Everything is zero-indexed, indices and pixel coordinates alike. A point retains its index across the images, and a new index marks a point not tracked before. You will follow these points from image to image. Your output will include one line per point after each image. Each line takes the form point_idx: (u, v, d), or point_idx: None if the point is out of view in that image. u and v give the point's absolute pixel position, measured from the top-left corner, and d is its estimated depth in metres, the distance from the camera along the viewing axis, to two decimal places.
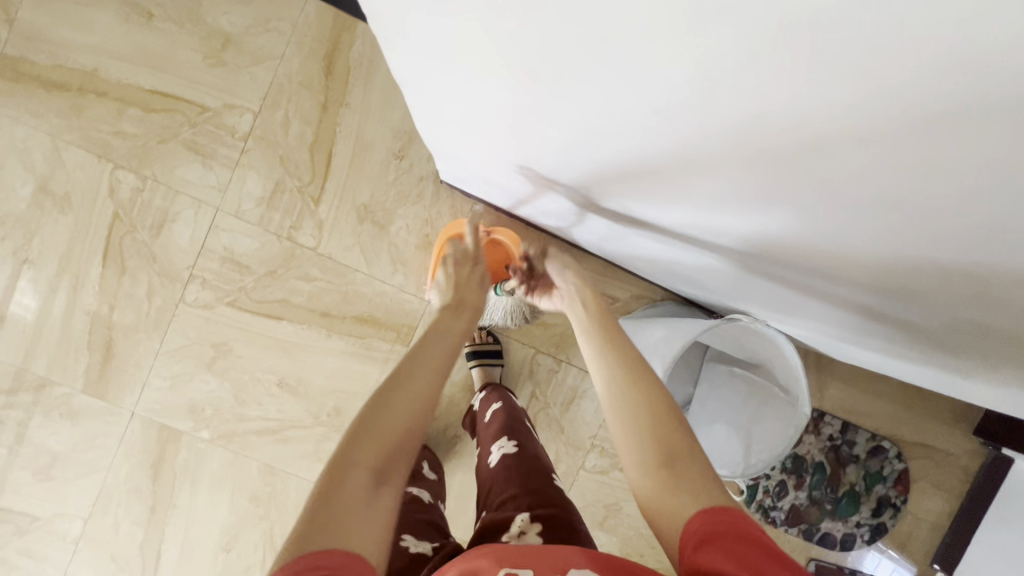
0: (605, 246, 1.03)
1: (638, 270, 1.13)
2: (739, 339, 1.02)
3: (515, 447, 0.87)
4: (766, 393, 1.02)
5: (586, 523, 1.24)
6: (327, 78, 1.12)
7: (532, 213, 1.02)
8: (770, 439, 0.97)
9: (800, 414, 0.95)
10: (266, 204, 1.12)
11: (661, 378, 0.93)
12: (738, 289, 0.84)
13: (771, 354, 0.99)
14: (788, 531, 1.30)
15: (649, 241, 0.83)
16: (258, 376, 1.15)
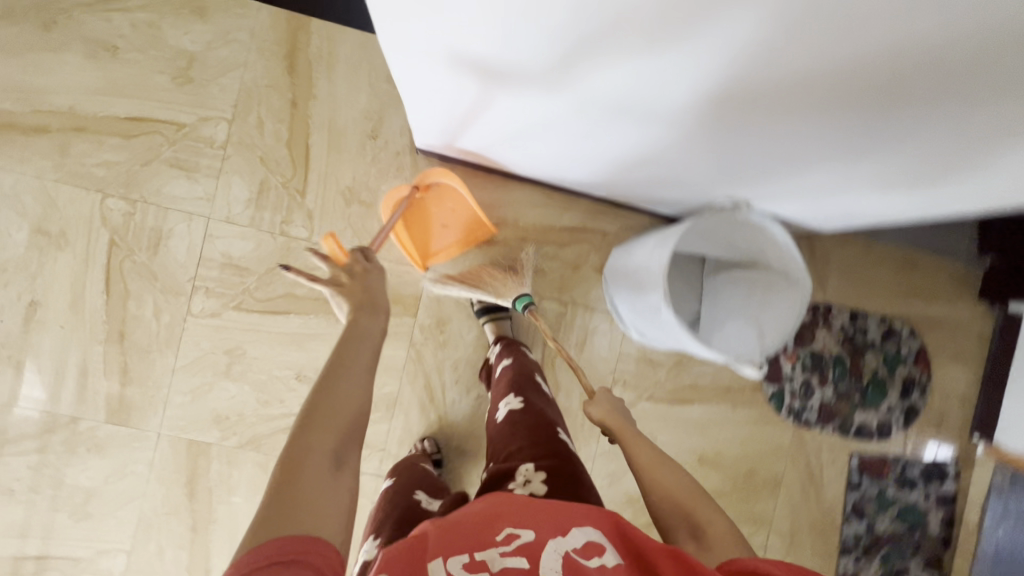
0: (570, 161, 1.06)
1: (608, 187, 1.15)
2: (729, 235, 1.08)
3: (520, 403, 0.89)
4: (766, 281, 1.08)
5: (624, 458, 1.26)
6: (292, 75, 1.15)
7: (494, 142, 1.05)
8: (782, 319, 1.02)
9: (804, 289, 1.00)
10: (255, 205, 1.15)
11: (664, 280, 0.97)
12: (726, 159, 0.85)
13: (761, 241, 1.04)
14: (824, 429, 1.31)
15: (628, 133, 0.84)
16: (276, 374, 1.16)
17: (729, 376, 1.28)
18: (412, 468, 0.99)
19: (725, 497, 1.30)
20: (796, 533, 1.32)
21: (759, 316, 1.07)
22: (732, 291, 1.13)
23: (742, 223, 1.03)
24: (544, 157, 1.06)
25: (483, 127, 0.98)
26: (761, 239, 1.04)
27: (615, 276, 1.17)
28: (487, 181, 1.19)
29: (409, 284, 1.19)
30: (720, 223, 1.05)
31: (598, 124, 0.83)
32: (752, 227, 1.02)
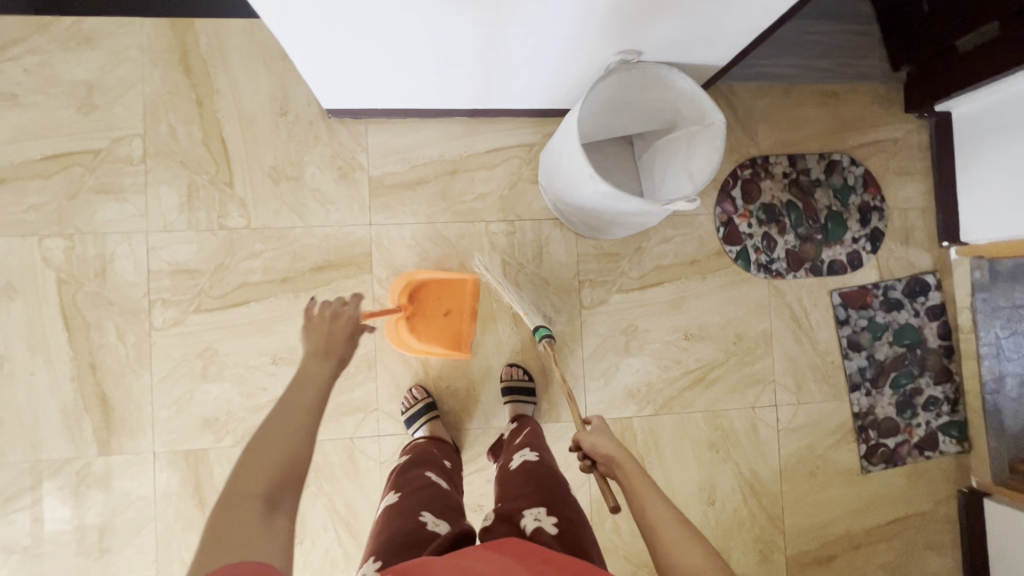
0: (452, 81, 1.06)
1: (505, 100, 1.15)
2: (639, 102, 1.09)
3: (536, 455, 0.87)
4: (687, 134, 1.09)
5: (613, 355, 1.27)
6: (190, 76, 1.17)
7: (372, 82, 1.04)
8: (707, 163, 1.04)
9: (718, 125, 1.01)
10: (188, 208, 1.17)
11: (582, 152, 0.97)
12: (585, 22, 0.87)
13: (670, 96, 1.06)
14: (797, 275, 1.32)
15: (491, 24, 0.86)
16: (252, 364, 1.17)
17: (690, 249, 1.29)
18: (412, 476, 0.85)
19: (722, 366, 1.30)
20: (801, 384, 1.32)
21: (689, 166, 1.09)
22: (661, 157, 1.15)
23: (643, 84, 1.04)
24: (425, 83, 1.06)
25: (356, 66, 0.98)
26: (668, 95, 1.05)
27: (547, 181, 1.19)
28: (403, 126, 1.22)
29: (357, 244, 1.20)
30: (622, 95, 1.06)
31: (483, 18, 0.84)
32: (656, 82, 1.03)
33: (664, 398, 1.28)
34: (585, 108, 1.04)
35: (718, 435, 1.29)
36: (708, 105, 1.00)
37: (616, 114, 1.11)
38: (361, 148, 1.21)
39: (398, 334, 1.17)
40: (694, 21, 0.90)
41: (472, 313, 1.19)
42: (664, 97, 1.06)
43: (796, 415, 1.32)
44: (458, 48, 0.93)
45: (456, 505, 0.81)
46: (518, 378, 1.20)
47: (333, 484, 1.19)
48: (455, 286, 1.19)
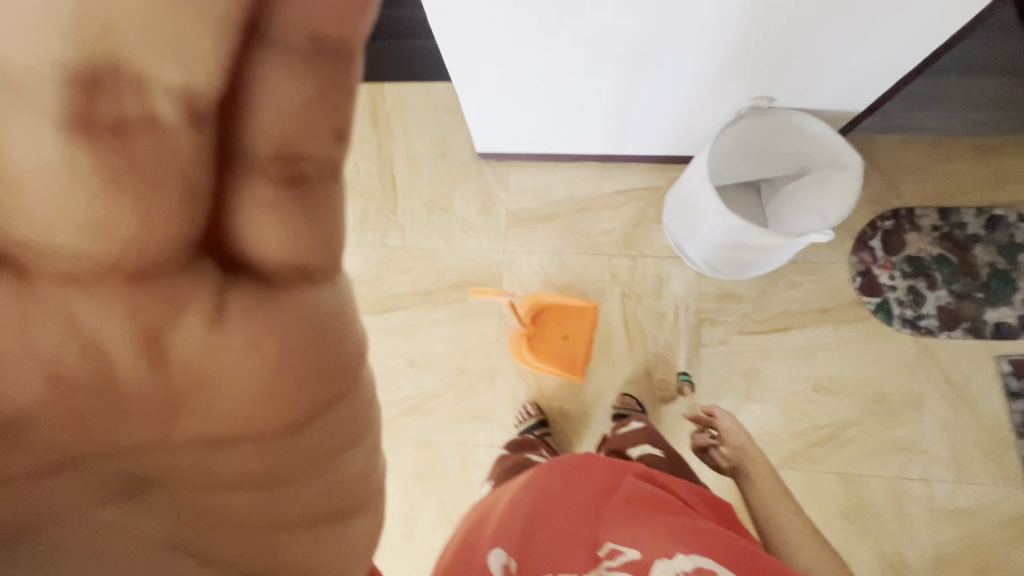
0: (589, 125, 1.19)
1: (633, 142, 1.25)
2: (768, 147, 1.12)
3: (641, 423, 0.98)
4: (819, 177, 1.09)
5: (732, 398, 1.23)
6: (376, 125, 1.46)
7: (518, 126, 1.22)
8: (843, 203, 1.03)
9: (855, 166, 1.02)
10: (360, 228, 1.41)
11: (712, 194, 1.03)
12: (699, 94, 1.03)
13: (802, 140, 1.08)
14: (952, 335, 1.20)
15: (622, 98, 1.06)
16: (391, 364, 1.33)
17: (821, 297, 1.24)
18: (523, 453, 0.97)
19: (858, 426, 1.19)
20: (960, 459, 1.16)
21: (821, 206, 1.09)
22: (789, 200, 1.15)
23: (773, 128, 1.08)
24: (564, 127, 1.21)
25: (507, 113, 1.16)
26: (801, 138, 1.08)
27: (672, 217, 1.25)
28: (541, 168, 1.38)
29: (490, 267, 1.35)
30: (751, 139, 1.11)
31: (629, 85, 1.02)
32: (786, 126, 1.07)
33: (789, 452, 1.19)
34: (717, 156, 1.10)
35: (852, 503, 1.16)
36: (845, 148, 1.02)
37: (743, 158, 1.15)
38: (503, 186, 1.39)
39: (520, 351, 1.27)
40: (807, 76, 0.98)
41: (590, 339, 1.28)
42: (797, 141, 1.09)
43: (955, 495, 1.14)
44: (598, 110, 1.12)
45: None
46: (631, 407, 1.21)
47: (445, 486, 1.26)
48: (577, 315, 1.29)
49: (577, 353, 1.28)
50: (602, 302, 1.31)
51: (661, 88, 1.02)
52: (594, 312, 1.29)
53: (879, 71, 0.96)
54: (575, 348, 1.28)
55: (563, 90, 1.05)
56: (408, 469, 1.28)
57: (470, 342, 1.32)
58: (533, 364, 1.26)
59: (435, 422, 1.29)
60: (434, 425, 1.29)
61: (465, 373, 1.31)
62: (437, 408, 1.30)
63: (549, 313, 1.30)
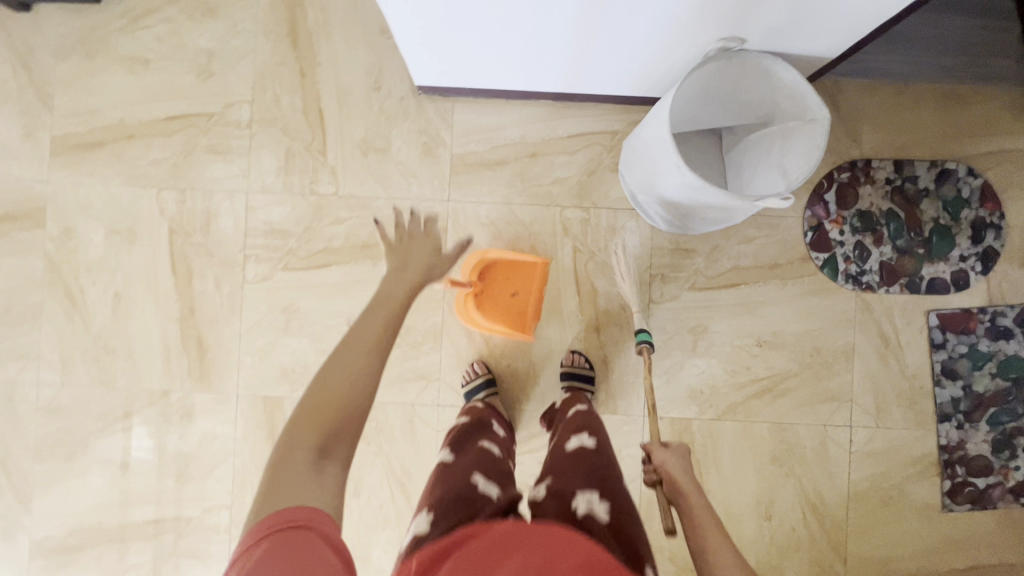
0: (542, 61, 1.05)
1: (591, 80, 1.12)
2: (733, 95, 1.04)
3: (594, 442, 0.87)
4: (784, 131, 1.03)
5: (679, 353, 1.24)
6: (296, 48, 1.25)
7: (460, 59, 1.06)
8: (805, 162, 0.98)
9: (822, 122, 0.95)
10: (284, 171, 1.25)
11: (672, 147, 0.94)
12: (668, 32, 0.91)
13: (769, 89, 1.00)
14: (890, 291, 1.23)
15: (581, 34, 0.93)
16: (329, 324, 1.25)
17: (772, 252, 1.23)
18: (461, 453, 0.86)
19: (795, 378, 1.23)
20: (882, 407, 1.23)
21: (784, 163, 1.03)
22: (752, 154, 1.08)
23: (741, 74, 0.99)
24: (512, 62, 1.06)
25: (443, 44, 1.01)
26: (768, 87, 0.99)
27: (631, 168, 1.16)
28: (488, 106, 1.24)
29: (433, 218, 1.24)
30: (716, 85, 1.01)
31: (588, 21, 0.88)
32: (755, 73, 0.98)
33: (728, 404, 1.23)
34: (679, 102, 1.00)
35: (781, 448, 1.23)
36: (814, 102, 0.94)
37: (707, 105, 1.05)
38: (447, 125, 1.24)
39: (468, 311, 1.17)
40: (785, 16, 0.87)
41: (539, 295, 1.21)
42: (765, 91, 1.00)
43: (873, 439, 1.23)
44: (552, 45, 0.98)
45: (506, 479, 0.82)
46: (578, 363, 1.20)
47: (391, 445, 1.24)
48: (526, 268, 1.21)
49: (524, 309, 1.21)
50: (553, 257, 1.24)
51: (623, 25, 0.89)
52: (544, 264, 1.20)
53: (860, 12, 0.86)
54: (522, 303, 1.21)
55: (512, 22, 0.91)
56: None
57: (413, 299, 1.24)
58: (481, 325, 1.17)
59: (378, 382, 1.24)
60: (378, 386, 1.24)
61: (409, 332, 1.24)
62: None
63: (496, 269, 1.21)
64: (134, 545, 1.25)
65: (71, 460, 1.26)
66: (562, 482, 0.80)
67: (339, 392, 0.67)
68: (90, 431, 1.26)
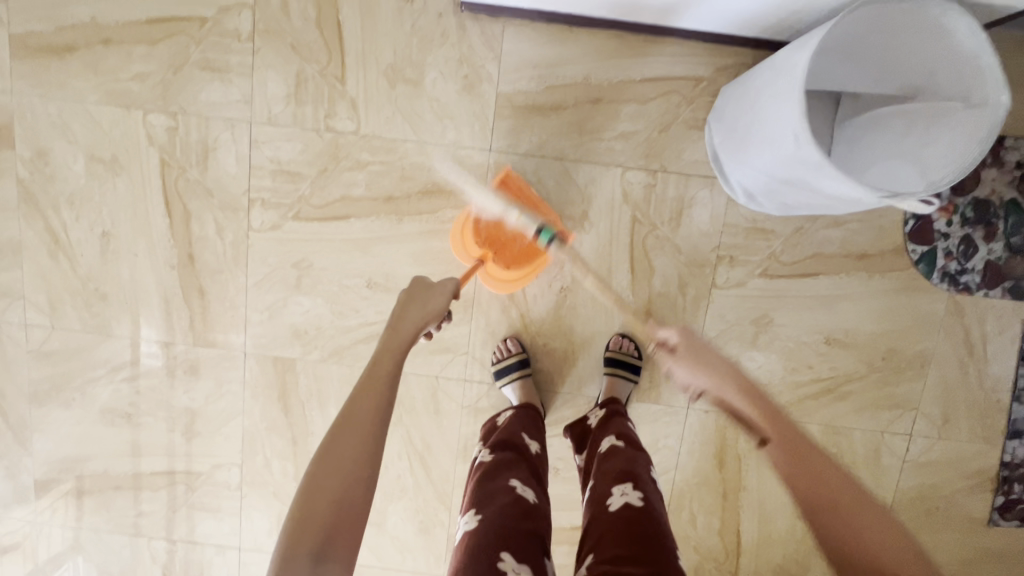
0: None
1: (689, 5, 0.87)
2: (883, 52, 0.82)
3: (642, 501, 0.75)
4: (930, 110, 0.82)
5: (736, 345, 1.11)
6: None
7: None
8: (956, 154, 0.79)
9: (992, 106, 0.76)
10: (295, 100, 1.04)
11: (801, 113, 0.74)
12: None
13: (933, 55, 0.79)
14: (989, 295, 1.07)
15: None
16: (346, 284, 1.11)
17: (862, 241, 1.06)
18: (487, 497, 0.76)
19: (860, 380, 1.11)
20: (949, 418, 1.12)
21: (922, 156, 0.83)
22: (879, 136, 0.87)
23: (907, 25, 0.77)
24: None
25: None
26: (935, 53, 0.78)
27: (724, 127, 0.95)
28: (546, 34, 1.01)
29: (470, 170, 1.05)
30: (869, 32, 0.80)
31: None
32: (925, 29, 0.76)
33: (781, 403, 1.12)
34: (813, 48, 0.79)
35: (831, 451, 1.14)
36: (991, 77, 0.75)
37: (846, 57, 0.84)
38: (493, 55, 1.01)
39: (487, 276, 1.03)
40: None
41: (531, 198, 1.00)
42: (922, 53, 0.80)
43: (931, 449, 1.14)
44: None
45: (538, 537, 0.71)
46: (627, 349, 1.09)
47: (412, 417, 1.16)
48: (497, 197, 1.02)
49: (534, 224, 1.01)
50: (606, 227, 1.07)
51: None
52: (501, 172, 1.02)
53: None
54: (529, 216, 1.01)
55: None
56: None
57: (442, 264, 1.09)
58: (499, 282, 1.03)
59: None
60: None
61: None
62: None
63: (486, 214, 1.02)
64: (141, 494, 1.21)
65: (68, 407, 1.17)
66: (606, 557, 0.68)
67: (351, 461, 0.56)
68: (86, 379, 1.16)
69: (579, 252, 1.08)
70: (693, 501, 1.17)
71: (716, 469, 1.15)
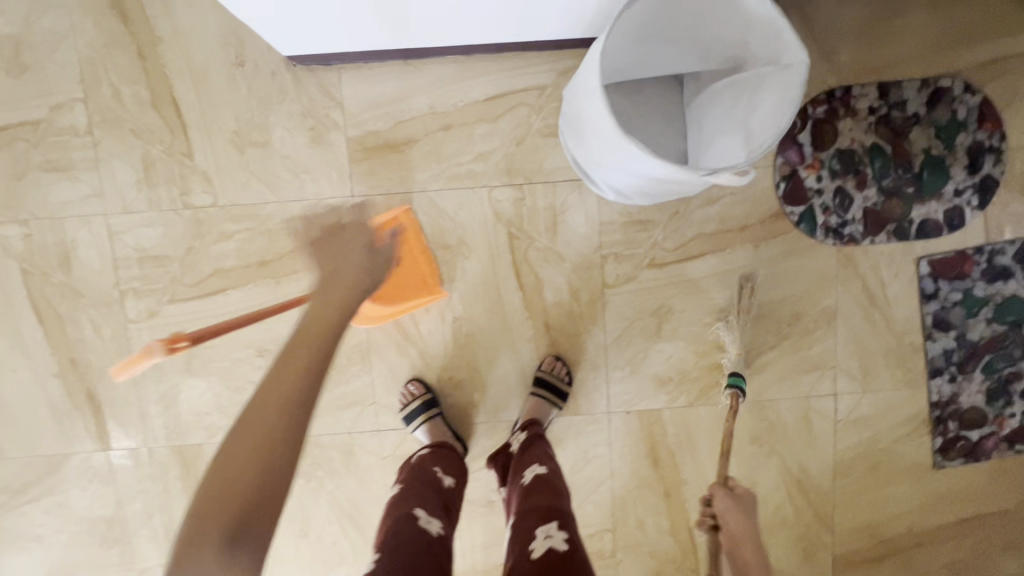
0: (426, 10, 0.81)
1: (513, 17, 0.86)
2: (694, 31, 0.82)
3: (566, 544, 0.72)
4: (753, 79, 0.83)
5: (643, 340, 1.09)
6: (127, 23, 0.98)
7: (319, 15, 0.81)
8: (773, 121, 0.80)
9: (795, 70, 0.77)
10: (146, 184, 1.02)
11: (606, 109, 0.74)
12: None
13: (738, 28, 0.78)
14: (876, 241, 1.07)
15: None
16: (237, 357, 1.08)
17: (740, 213, 1.05)
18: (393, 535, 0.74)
19: (773, 351, 1.10)
20: (868, 369, 1.11)
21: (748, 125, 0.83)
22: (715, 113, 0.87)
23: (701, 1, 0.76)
24: (391, 18, 0.83)
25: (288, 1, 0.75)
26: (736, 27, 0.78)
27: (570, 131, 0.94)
28: (383, 72, 1.00)
29: (338, 219, 1.03)
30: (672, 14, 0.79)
31: None
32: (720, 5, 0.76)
33: (701, 389, 1.10)
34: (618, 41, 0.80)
35: (762, 427, 1.12)
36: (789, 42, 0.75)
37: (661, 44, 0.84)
38: (335, 103, 1.01)
39: None
40: None
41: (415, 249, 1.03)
42: (729, 29, 0.80)
43: (859, 405, 1.12)
44: None
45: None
46: (559, 374, 1.06)
47: (333, 479, 1.11)
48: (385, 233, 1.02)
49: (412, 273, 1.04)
50: (485, 249, 1.05)
51: None
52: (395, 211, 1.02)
53: None
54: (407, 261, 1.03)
55: None
56: None
57: None
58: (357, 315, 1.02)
59: None
60: None
61: None
62: None
63: None
64: None
65: None
66: None
67: (286, 397, 0.63)
68: None
69: (464, 279, 1.06)
70: (638, 507, 1.13)
71: (652, 469, 1.12)
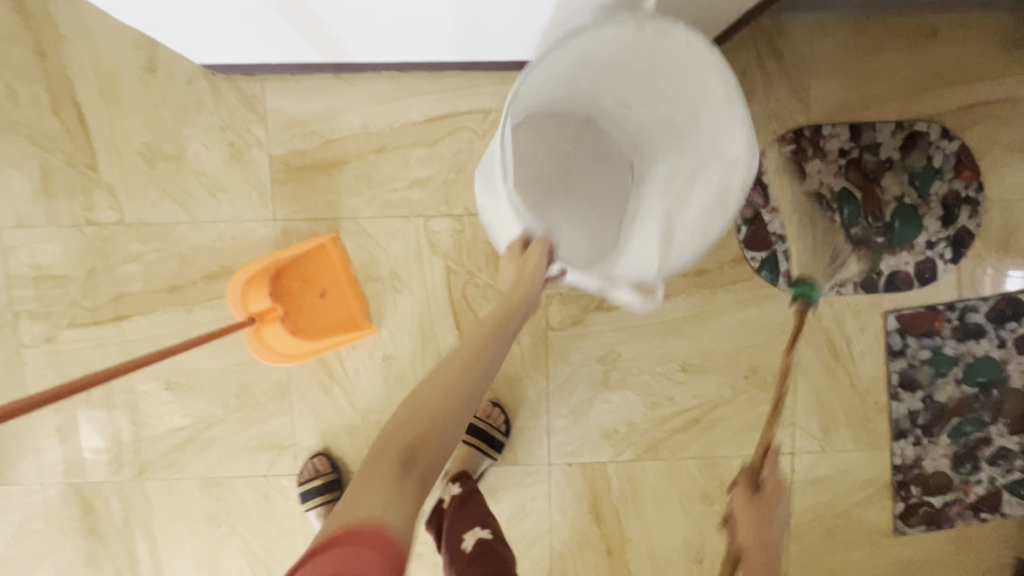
0: (343, 24, 0.73)
1: (451, 33, 0.77)
2: (660, 96, 0.85)
3: None
4: (702, 160, 0.84)
5: (589, 388, 1.00)
6: (26, 18, 0.88)
7: (221, 21, 0.71)
8: (703, 221, 0.82)
9: (735, 171, 0.76)
10: (44, 196, 0.92)
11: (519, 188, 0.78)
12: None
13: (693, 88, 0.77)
14: (842, 292, 0.99)
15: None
16: (143, 389, 0.98)
17: (698, 256, 0.97)
18: None
19: (728, 405, 1.02)
20: (829, 428, 1.03)
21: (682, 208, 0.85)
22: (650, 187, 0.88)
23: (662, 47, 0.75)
24: (306, 29, 0.74)
25: (178, 3, 0.66)
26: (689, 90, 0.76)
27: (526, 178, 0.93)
28: (312, 85, 0.91)
29: (257, 244, 0.94)
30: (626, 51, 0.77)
31: None
32: (680, 78, 0.77)
33: (649, 442, 1.02)
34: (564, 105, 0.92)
35: (713, 485, 1.04)
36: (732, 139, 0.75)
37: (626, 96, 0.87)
38: (258, 117, 0.92)
39: (267, 345, 0.90)
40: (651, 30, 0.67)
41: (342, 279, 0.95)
42: (688, 103, 0.81)
43: (818, 465, 1.04)
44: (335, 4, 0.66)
45: None
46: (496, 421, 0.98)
47: (246, 525, 1.02)
48: (308, 262, 0.94)
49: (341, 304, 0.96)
50: (420, 283, 0.96)
51: None
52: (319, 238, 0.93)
53: None
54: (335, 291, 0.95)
55: None
56: (195, 512, 1.01)
57: (246, 351, 0.97)
58: (279, 353, 0.91)
59: (218, 455, 1.00)
60: (218, 459, 1.00)
61: (248, 392, 0.98)
62: (219, 439, 0.99)
63: (289, 273, 0.94)
64: None
65: None
66: None
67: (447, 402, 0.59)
68: None
69: (395, 314, 0.97)
70: (578, 566, 1.05)
71: (594, 526, 1.04)
